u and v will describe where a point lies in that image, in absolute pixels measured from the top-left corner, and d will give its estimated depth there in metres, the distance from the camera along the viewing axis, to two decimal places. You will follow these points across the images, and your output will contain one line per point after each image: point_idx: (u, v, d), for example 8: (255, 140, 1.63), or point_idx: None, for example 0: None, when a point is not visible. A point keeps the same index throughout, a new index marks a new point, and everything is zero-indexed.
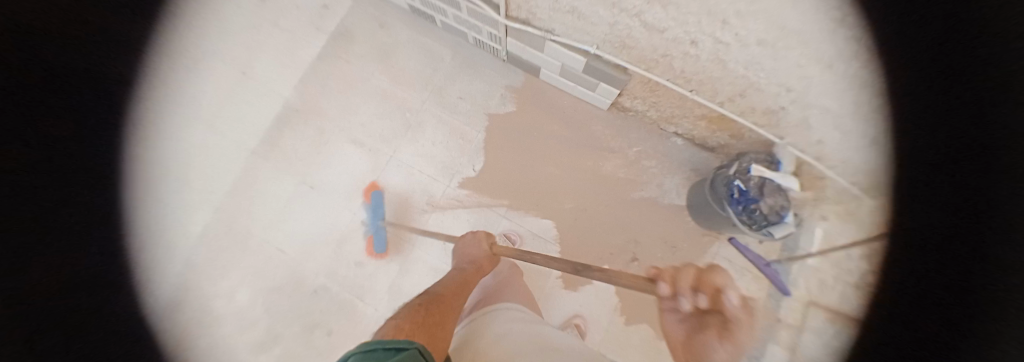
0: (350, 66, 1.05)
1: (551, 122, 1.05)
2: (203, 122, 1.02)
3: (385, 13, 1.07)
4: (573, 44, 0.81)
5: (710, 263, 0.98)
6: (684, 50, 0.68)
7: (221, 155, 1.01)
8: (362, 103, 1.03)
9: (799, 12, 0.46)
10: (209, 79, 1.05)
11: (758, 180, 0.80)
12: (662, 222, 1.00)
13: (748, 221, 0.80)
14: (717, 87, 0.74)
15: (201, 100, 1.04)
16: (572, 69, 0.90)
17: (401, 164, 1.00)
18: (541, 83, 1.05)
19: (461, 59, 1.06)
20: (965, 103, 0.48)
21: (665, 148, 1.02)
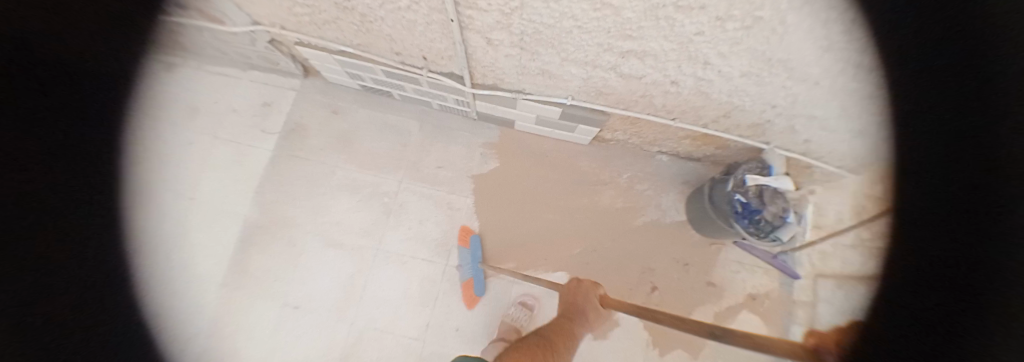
0: (311, 162, 0.97)
1: (535, 167, 1.01)
2: (150, 264, 0.86)
3: (338, 100, 1.02)
4: (546, 97, 0.78)
5: (725, 271, 0.95)
6: (663, 89, 0.65)
7: (181, 295, 0.86)
8: (332, 199, 0.94)
9: (786, 47, 0.44)
10: (144, 211, 0.89)
11: (755, 189, 0.78)
12: (671, 241, 0.97)
13: (756, 232, 0.78)
14: (701, 114, 0.72)
15: (143, 238, 0.88)
16: (548, 117, 0.88)
17: (390, 255, 0.90)
18: (518, 132, 1.02)
19: (429, 127, 1.01)
20: (940, 159, 0.42)
21: (653, 167, 1.01)
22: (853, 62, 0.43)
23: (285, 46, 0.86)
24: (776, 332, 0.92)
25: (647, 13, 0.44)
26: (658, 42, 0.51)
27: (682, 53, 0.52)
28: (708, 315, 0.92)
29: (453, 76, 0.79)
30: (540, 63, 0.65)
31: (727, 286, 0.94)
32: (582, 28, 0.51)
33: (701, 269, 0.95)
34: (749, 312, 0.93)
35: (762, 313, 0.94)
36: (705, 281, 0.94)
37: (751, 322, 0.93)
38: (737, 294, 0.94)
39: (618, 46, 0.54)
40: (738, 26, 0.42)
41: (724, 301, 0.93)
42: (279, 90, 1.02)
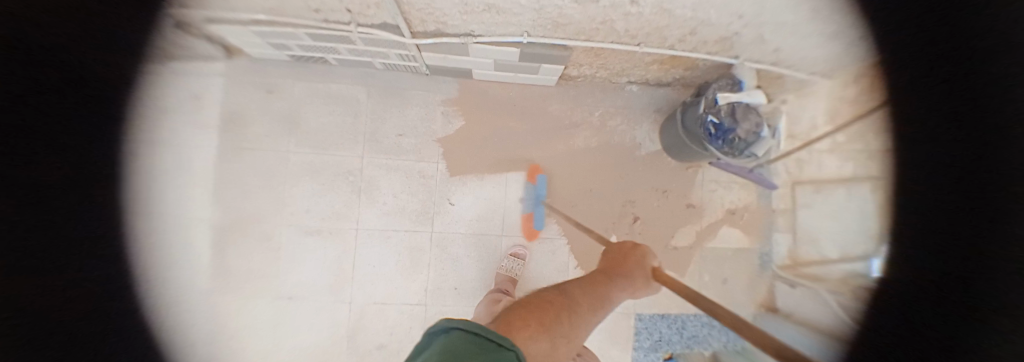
0: (260, 152, 0.88)
1: (507, 117, 0.95)
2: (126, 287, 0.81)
3: (269, 76, 0.88)
4: (496, 38, 0.69)
5: (701, 191, 1.00)
6: (625, 11, 0.58)
7: (189, 305, 0.86)
8: (296, 186, 0.88)
9: None
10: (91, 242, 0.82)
11: (727, 108, 0.77)
12: (649, 172, 0.99)
13: (730, 150, 0.78)
14: (666, 34, 0.66)
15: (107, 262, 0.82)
16: (507, 60, 0.80)
17: (373, 231, 0.90)
18: (478, 82, 0.94)
19: (380, 91, 0.90)
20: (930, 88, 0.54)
21: (624, 99, 0.98)
22: None
23: (195, 27, 0.72)
24: (755, 242, 1.02)
25: None
26: None
27: None
28: (689, 234, 1.00)
29: (388, 28, 0.68)
30: None
31: (704, 205, 1.01)
32: None
33: (678, 193, 1.00)
34: (727, 225, 1.02)
35: (740, 226, 1.02)
36: (684, 204, 1.00)
37: (729, 234, 1.02)
38: (713, 210, 1.01)
39: None
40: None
41: (703, 220, 1.01)
42: (202, 77, 0.87)
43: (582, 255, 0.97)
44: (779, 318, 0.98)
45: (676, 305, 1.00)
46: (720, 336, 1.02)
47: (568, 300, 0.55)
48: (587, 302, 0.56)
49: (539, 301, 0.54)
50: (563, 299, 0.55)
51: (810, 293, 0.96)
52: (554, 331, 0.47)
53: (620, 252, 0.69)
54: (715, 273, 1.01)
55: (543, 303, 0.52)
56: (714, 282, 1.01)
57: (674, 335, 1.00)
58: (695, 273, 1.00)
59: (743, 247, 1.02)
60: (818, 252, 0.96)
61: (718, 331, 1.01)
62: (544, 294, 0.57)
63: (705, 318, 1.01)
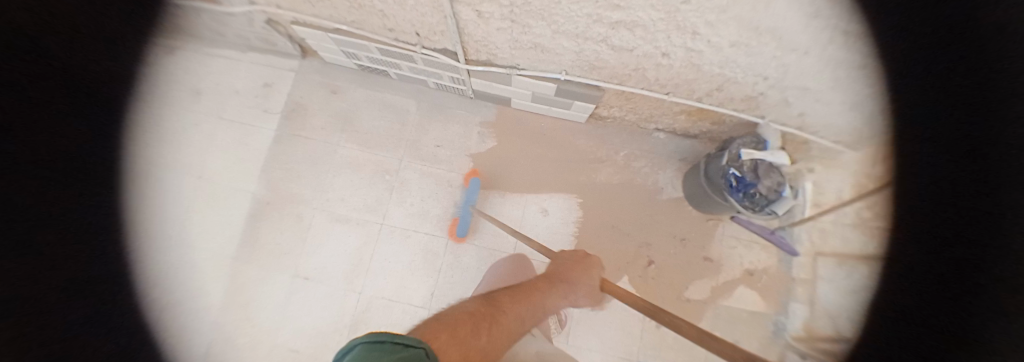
0: (313, 142, 1.00)
1: (535, 144, 1.02)
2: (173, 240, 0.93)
3: (337, 79, 1.03)
4: (538, 73, 0.79)
5: (721, 246, 0.97)
6: (656, 62, 0.65)
7: (217, 268, 0.93)
8: (338, 177, 0.97)
9: (770, 14, 0.45)
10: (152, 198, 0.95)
11: (750, 163, 0.79)
12: (667, 217, 0.98)
13: (751, 206, 0.79)
14: (694, 87, 0.72)
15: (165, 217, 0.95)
16: (544, 94, 0.89)
17: (394, 230, 0.95)
18: (515, 110, 1.03)
19: (428, 106, 1.02)
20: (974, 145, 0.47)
21: (649, 144, 1.02)
22: (834, 24, 0.44)
23: (282, 26, 0.87)
24: (772, 308, 0.94)
25: None
26: (646, 9, 0.51)
27: (671, 19, 0.52)
28: (704, 289, 0.94)
29: (447, 53, 0.80)
30: (531, 36, 0.65)
31: (724, 262, 0.96)
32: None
33: (697, 244, 0.97)
34: (745, 286, 0.95)
35: (757, 288, 0.96)
36: (701, 256, 0.96)
37: (746, 296, 0.95)
38: (733, 269, 0.96)
39: (605, 15, 0.54)
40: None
41: (721, 277, 0.95)
42: (277, 71, 1.03)
43: None
44: None
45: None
46: None
47: (501, 310, 0.52)
48: (534, 306, 0.57)
49: (506, 300, 0.56)
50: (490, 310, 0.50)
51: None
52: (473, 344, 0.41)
53: (567, 278, 0.63)
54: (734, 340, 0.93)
55: (501, 305, 0.54)
56: None
57: None
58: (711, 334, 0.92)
59: (758, 311, 0.94)
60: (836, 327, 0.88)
61: None
62: (462, 307, 0.49)
63: None
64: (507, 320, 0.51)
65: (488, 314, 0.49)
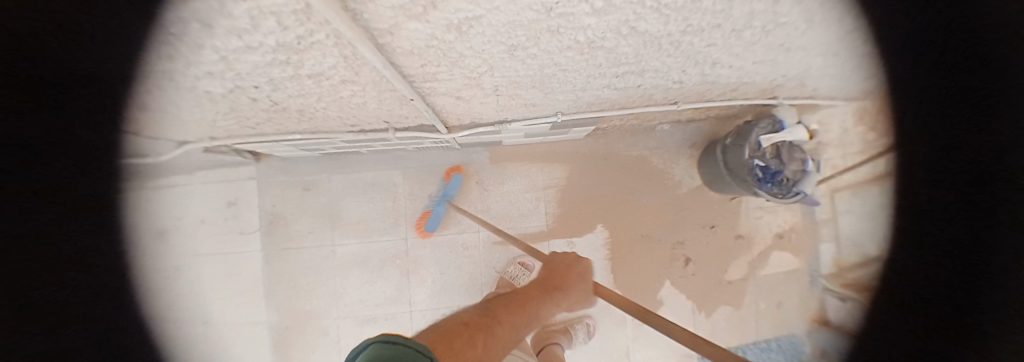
0: (308, 248, 0.92)
1: (538, 177, 0.94)
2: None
3: (305, 174, 0.92)
4: (532, 119, 0.68)
5: (747, 220, 0.97)
6: (666, 87, 0.57)
7: None
8: (348, 277, 0.91)
9: (807, 38, 0.39)
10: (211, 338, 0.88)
11: (770, 148, 0.75)
12: (692, 210, 0.95)
13: (781, 192, 0.77)
14: (706, 93, 0.64)
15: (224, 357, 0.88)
16: (538, 131, 0.79)
17: (423, 312, 0.90)
18: (507, 147, 0.93)
19: (413, 172, 0.91)
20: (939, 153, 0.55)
21: (656, 140, 0.94)
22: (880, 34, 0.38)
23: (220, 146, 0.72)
24: (805, 262, 0.97)
25: (647, 42, 0.38)
26: (661, 60, 0.44)
27: (691, 59, 0.45)
28: (740, 267, 0.96)
29: (424, 127, 0.68)
30: (523, 100, 0.56)
31: (753, 235, 0.97)
32: (567, 69, 0.44)
33: (724, 227, 0.96)
34: (778, 251, 0.98)
35: (789, 247, 0.98)
36: (731, 236, 0.96)
37: (782, 259, 0.98)
38: (762, 236, 0.97)
39: (614, 70, 0.46)
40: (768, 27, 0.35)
41: (754, 250, 0.97)
42: (232, 183, 0.90)
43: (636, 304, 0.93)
44: (837, 334, 0.90)
45: (734, 339, 0.96)
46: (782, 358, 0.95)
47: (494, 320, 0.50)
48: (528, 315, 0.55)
49: (503, 310, 0.54)
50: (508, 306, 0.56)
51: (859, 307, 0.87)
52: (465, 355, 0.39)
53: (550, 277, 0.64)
54: (773, 302, 0.97)
55: (496, 316, 0.51)
56: (775, 311, 0.97)
57: None
58: (752, 304, 0.97)
59: (797, 270, 0.98)
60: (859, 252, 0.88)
61: (778, 354, 0.95)
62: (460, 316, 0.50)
63: (762, 344, 0.96)
64: (497, 329, 0.47)
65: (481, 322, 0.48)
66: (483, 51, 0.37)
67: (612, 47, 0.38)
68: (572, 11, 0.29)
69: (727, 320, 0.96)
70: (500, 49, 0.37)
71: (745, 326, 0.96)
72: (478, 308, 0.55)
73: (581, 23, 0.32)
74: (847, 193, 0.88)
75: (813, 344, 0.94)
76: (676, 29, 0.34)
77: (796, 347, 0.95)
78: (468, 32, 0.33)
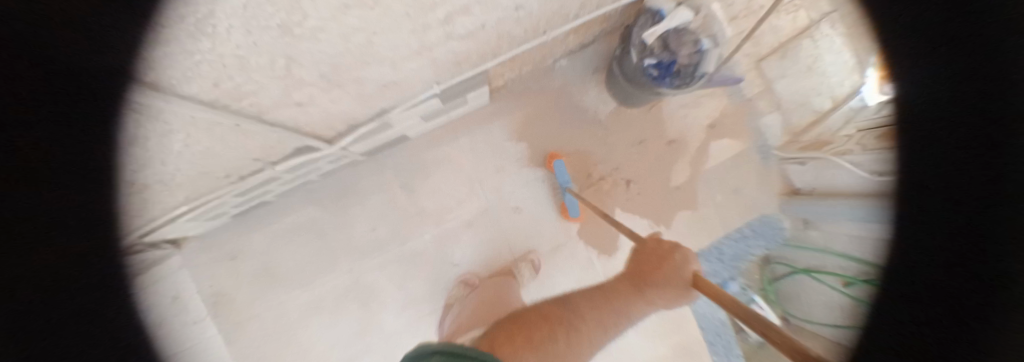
0: (254, 317, 0.86)
1: (461, 158, 0.91)
2: None
3: (222, 245, 0.84)
4: (408, 102, 0.65)
5: (675, 123, 0.96)
6: (515, 16, 0.54)
7: None
8: (309, 327, 0.86)
9: None
10: None
11: (659, 44, 0.73)
12: (619, 132, 0.94)
13: (683, 81, 0.74)
14: (565, 11, 0.62)
15: None
16: (433, 111, 0.76)
17: (398, 329, 0.87)
18: (419, 139, 0.88)
19: (331, 200, 0.86)
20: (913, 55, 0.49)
21: (560, 78, 0.92)
22: None
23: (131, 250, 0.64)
24: (744, 141, 0.99)
25: None
26: None
27: None
28: (685, 168, 0.96)
29: (304, 148, 0.63)
30: (373, 82, 0.52)
31: (683, 135, 0.96)
32: (380, 30, 0.41)
33: (655, 138, 0.95)
34: (714, 141, 0.98)
35: (726, 134, 0.99)
36: (665, 143, 0.95)
37: (722, 146, 0.98)
38: (692, 132, 0.97)
39: (434, 14, 0.43)
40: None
41: (690, 148, 0.97)
42: None
43: (594, 239, 0.94)
44: (806, 199, 0.95)
45: (705, 236, 0.98)
46: (760, 240, 1.00)
47: (569, 313, 0.71)
48: (609, 315, 0.68)
49: (532, 327, 0.67)
50: (563, 316, 0.70)
51: (823, 165, 0.90)
52: (544, 349, 0.63)
53: (656, 255, 0.64)
54: (726, 189, 0.99)
55: (535, 338, 0.64)
56: (729, 196, 0.99)
57: (718, 265, 0.99)
58: (708, 201, 0.98)
59: (739, 152, 0.99)
60: (811, 111, 0.94)
61: (757, 238, 1.00)
62: (541, 312, 0.73)
63: (738, 234, 0.99)
64: (583, 330, 0.68)
65: (541, 323, 0.68)
66: (256, 43, 0.33)
67: None
68: None
69: (689, 223, 0.97)
70: (275, 32, 0.32)
71: (705, 222, 0.98)
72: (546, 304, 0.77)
73: None
74: (773, 59, 0.97)
75: (790, 217, 1.00)
76: None
77: (776, 227, 1.00)
78: (216, 31, 0.28)
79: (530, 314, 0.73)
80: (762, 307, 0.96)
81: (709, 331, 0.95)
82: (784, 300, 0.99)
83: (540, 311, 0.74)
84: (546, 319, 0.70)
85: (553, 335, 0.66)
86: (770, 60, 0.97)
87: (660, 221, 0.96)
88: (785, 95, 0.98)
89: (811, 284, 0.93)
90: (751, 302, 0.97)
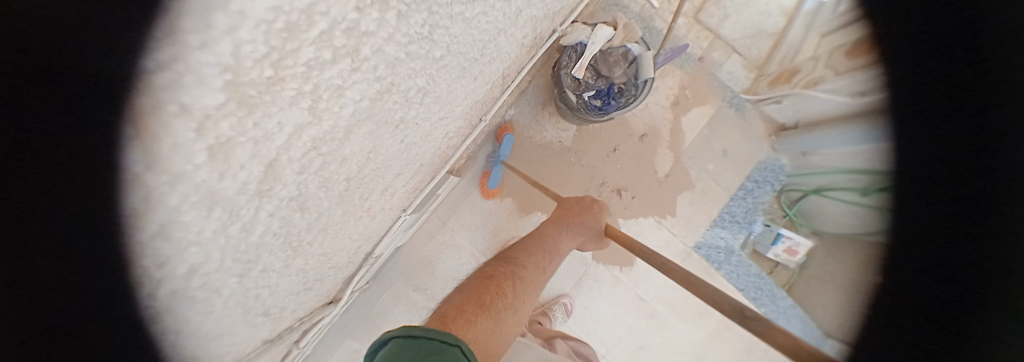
0: None
1: (457, 240, 0.93)
2: None
3: None
4: (384, 235, 0.64)
5: (638, 117, 0.95)
6: (449, 139, 0.54)
7: None
8: None
9: (456, 67, 0.36)
10: None
11: (591, 75, 0.74)
12: (590, 151, 0.93)
13: (628, 98, 0.74)
14: (492, 96, 0.62)
15: None
16: (415, 221, 0.78)
17: None
18: (413, 241, 0.91)
19: (362, 331, 0.90)
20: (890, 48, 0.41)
21: (516, 127, 0.91)
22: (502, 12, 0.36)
23: None
24: (712, 102, 0.97)
25: (345, 199, 0.36)
26: (395, 169, 0.42)
27: (415, 142, 0.41)
28: (666, 155, 0.96)
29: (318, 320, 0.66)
30: (349, 256, 0.55)
31: (651, 126, 0.96)
32: (334, 240, 0.43)
33: (625, 140, 0.94)
34: (683, 116, 0.97)
35: (691, 104, 0.97)
36: (637, 141, 0.95)
37: (692, 118, 0.97)
38: (658, 118, 0.96)
39: (370, 202, 0.43)
40: (405, 97, 0.30)
41: (662, 133, 0.96)
42: None
43: (610, 257, 0.95)
44: (795, 132, 0.93)
45: (711, 208, 0.97)
46: (765, 186, 0.98)
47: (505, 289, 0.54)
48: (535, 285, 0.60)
49: (483, 292, 0.52)
50: (506, 274, 0.57)
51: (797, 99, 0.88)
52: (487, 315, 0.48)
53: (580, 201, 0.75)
54: (713, 155, 0.97)
55: (482, 304, 0.49)
56: (719, 161, 0.97)
57: (734, 228, 0.98)
58: (701, 174, 0.97)
59: (712, 115, 0.97)
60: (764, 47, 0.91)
61: (762, 186, 0.98)
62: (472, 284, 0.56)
63: (742, 192, 0.98)
64: (507, 314, 0.51)
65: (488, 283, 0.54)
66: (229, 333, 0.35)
67: (320, 224, 0.35)
68: (233, 293, 0.28)
69: (691, 204, 0.97)
70: (244, 322, 0.34)
71: (706, 195, 0.97)
72: (461, 289, 0.54)
73: (253, 272, 0.29)
74: (708, 14, 0.94)
75: (786, 153, 0.97)
76: (341, 180, 0.31)
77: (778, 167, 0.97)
78: None
79: (451, 299, 0.52)
80: (791, 237, 0.92)
81: (750, 290, 0.97)
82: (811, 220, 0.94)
83: (466, 290, 0.53)
84: (477, 288, 0.53)
85: (476, 310, 0.47)
86: (706, 15, 0.93)
87: (660, 213, 0.96)
88: (736, 41, 0.94)
89: (832, 205, 0.88)
90: (778, 239, 0.93)
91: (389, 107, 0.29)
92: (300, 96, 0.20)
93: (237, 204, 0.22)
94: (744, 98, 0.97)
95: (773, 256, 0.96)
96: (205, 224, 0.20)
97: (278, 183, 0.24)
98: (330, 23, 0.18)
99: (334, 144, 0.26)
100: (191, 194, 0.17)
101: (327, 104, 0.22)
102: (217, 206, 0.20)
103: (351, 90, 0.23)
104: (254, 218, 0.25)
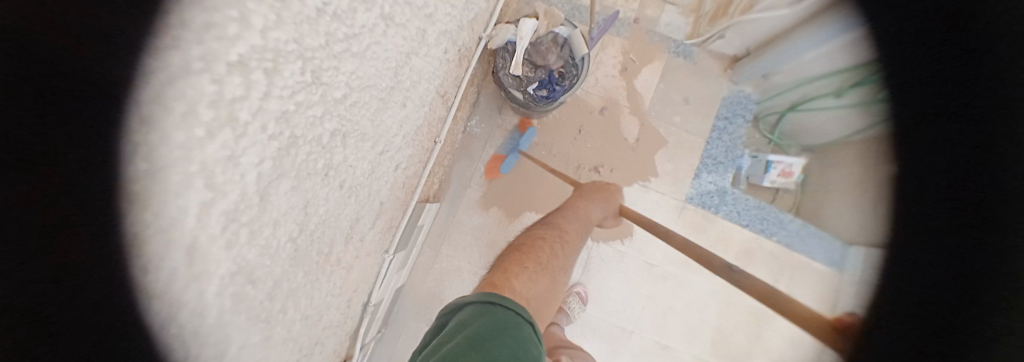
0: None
1: (456, 263, 0.92)
2: None
3: None
4: (374, 282, 0.61)
5: (591, 93, 0.96)
6: (404, 169, 0.55)
7: None
8: None
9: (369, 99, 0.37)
10: None
11: (530, 68, 0.76)
12: (558, 138, 0.94)
13: (571, 79, 0.76)
14: (439, 116, 0.63)
15: None
16: (406, 258, 0.78)
17: None
18: (414, 278, 0.90)
19: None
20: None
21: (478, 138, 0.92)
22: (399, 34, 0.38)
23: None
24: (659, 58, 0.99)
25: (303, 255, 0.36)
26: (349, 213, 0.42)
27: (360, 181, 0.42)
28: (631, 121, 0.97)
29: None
30: (341, 311, 0.54)
31: (608, 97, 0.97)
32: (311, 300, 0.42)
33: (587, 118, 0.95)
34: (635, 79, 0.98)
35: (639, 66, 0.99)
36: (598, 115, 0.96)
37: (644, 79, 0.98)
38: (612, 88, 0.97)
39: (335, 253, 0.43)
40: (319, 144, 0.31)
41: (620, 101, 0.97)
42: None
43: (608, 234, 0.94)
44: (748, 60, 0.93)
45: (690, 157, 0.98)
46: (736, 120, 0.99)
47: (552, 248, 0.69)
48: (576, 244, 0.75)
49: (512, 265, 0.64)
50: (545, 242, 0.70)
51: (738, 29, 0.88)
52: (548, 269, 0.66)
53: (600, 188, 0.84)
54: (677, 107, 0.98)
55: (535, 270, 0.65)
56: (683, 111, 0.98)
57: (720, 170, 0.98)
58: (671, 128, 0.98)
59: (662, 70, 0.99)
60: None
61: (733, 121, 0.98)
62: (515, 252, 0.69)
63: (716, 133, 0.98)
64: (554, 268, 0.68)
65: (533, 251, 0.67)
66: None
67: (283, 289, 0.35)
68: None
69: (670, 159, 0.97)
70: None
71: (682, 147, 0.98)
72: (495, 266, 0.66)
73: (227, 355, 0.29)
74: None
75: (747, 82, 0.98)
76: (283, 242, 0.32)
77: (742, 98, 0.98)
78: None
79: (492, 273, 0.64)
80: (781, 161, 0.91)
81: (755, 225, 0.96)
82: (794, 138, 0.94)
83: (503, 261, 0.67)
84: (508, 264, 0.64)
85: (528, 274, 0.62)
86: None
87: (642, 177, 0.97)
88: None
89: (807, 118, 0.87)
90: (770, 166, 0.92)
91: (304, 159, 0.30)
92: (190, 177, 0.20)
93: (176, 296, 0.21)
94: (689, 44, 0.98)
95: (769, 184, 0.96)
96: (147, 322, 0.19)
97: (212, 264, 0.24)
98: (191, 103, 0.18)
99: (254, 210, 0.27)
100: (114, 303, 0.17)
101: (224, 176, 0.22)
102: (152, 302, 0.19)
103: (246, 156, 0.24)
104: (200, 303, 0.24)
